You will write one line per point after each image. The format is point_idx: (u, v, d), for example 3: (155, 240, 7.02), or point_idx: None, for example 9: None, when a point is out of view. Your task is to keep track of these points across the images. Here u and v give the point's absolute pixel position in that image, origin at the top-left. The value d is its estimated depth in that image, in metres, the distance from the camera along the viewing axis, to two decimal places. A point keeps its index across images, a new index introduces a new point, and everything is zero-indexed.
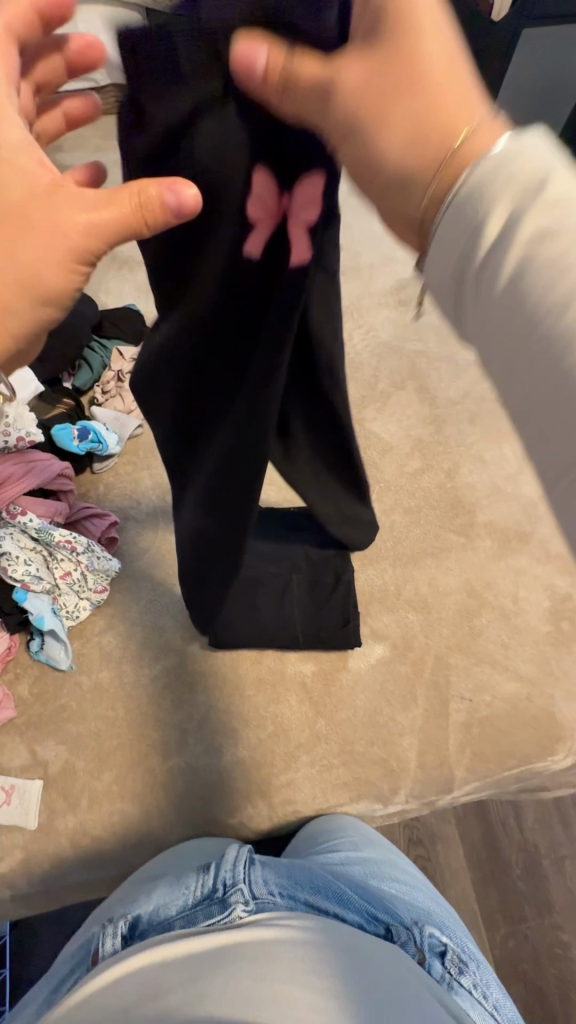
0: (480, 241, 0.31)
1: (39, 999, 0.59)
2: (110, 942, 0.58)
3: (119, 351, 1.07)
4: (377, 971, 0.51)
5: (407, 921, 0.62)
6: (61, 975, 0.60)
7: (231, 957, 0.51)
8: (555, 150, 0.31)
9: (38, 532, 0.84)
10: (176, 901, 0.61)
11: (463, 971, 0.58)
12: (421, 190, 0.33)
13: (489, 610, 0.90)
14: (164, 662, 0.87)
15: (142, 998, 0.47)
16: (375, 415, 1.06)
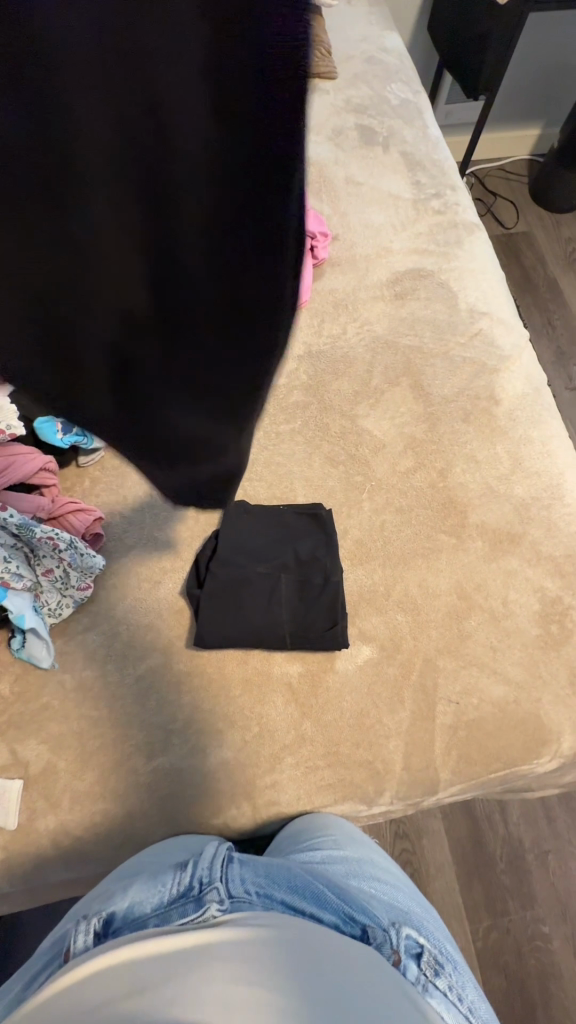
0: None
1: (11, 997, 0.57)
2: (82, 937, 0.56)
3: None
4: (353, 975, 0.49)
5: (384, 922, 0.62)
6: (35, 970, 0.59)
7: (205, 954, 0.49)
8: None
9: (18, 528, 0.79)
10: (151, 900, 0.60)
11: (439, 972, 0.57)
12: None
13: (479, 612, 0.89)
14: (148, 661, 0.85)
15: (112, 997, 0.45)
16: (368, 412, 1.04)
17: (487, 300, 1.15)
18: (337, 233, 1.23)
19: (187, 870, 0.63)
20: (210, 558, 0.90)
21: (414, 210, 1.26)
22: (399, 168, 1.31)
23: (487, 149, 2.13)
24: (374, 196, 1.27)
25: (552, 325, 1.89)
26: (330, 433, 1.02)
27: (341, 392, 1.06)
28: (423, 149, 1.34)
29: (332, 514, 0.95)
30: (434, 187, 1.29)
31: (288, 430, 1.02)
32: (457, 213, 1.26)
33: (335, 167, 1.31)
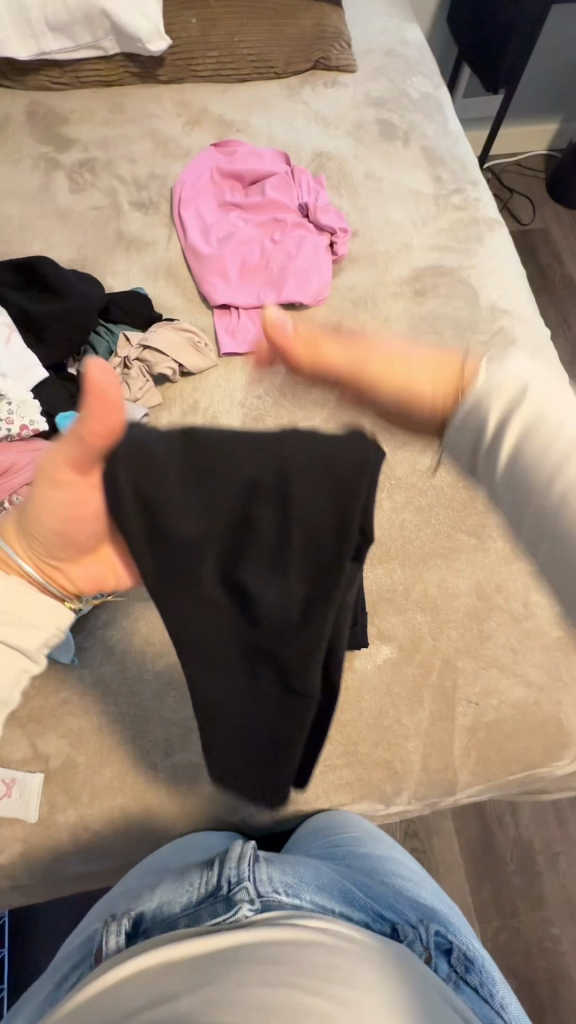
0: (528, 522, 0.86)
1: (40, 997, 0.59)
2: (114, 940, 0.57)
3: (125, 336, 1.04)
4: (385, 984, 0.47)
5: (413, 919, 0.63)
6: (64, 971, 0.60)
7: (240, 956, 0.49)
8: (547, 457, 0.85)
9: None
10: (180, 899, 0.60)
11: (469, 968, 0.59)
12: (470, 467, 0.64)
13: (498, 614, 0.88)
14: (168, 658, 0.85)
15: (149, 997, 0.45)
16: (388, 411, 1.03)
17: (508, 298, 1.14)
18: (356, 228, 1.22)
19: (213, 867, 0.63)
20: None
21: (435, 206, 1.24)
22: (420, 164, 1.30)
23: (505, 145, 2.10)
24: (393, 192, 1.26)
25: (568, 324, 1.87)
26: None
27: None
28: (444, 144, 1.32)
29: None
30: (455, 184, 1.27)
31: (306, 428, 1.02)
32: (478, 210, 1.24)
33: (355, 162, 1.30)
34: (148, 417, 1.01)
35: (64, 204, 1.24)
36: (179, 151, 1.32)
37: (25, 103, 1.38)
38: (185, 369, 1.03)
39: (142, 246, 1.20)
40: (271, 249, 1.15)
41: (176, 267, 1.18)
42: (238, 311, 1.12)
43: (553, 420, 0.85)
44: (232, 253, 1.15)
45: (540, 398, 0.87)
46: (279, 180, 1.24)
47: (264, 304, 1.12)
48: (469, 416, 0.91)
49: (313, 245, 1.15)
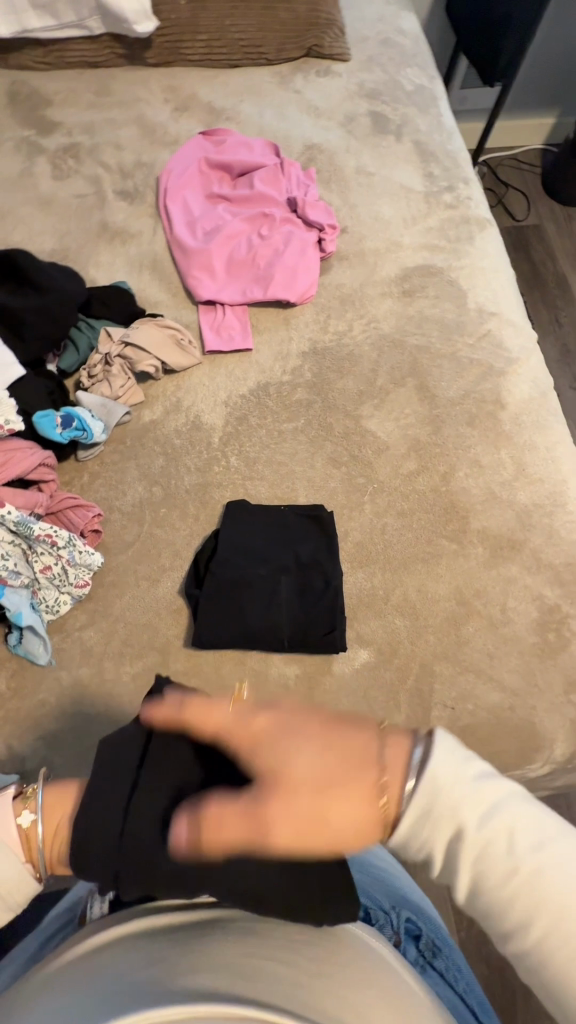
0: (455, 866, 0.47)
1: (23, 954, 0.57)
2: (98, 906, 0.56)
3: (107, 331, 1.02)
4: (354, 989, 0.41)
5: (385, 904, 0.63)
6: (48, 932, 0.59)
7: (169, 970, 0.40)
8: (533, 824, 0.47)
9: (16, 524, 0.83)
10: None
11: (436, 954, 0.60)
12: (379, 799, 0.47)
13: (477, 620, 0.89)
14: (146, 661, 0.84)
15: (127, 974, 0.40)
16: (373, 412, 1.03)
17: (497, 300, 1.13)
18: (345, 225, 1.20)
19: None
20: (209, 556, 0.90)
21: (426, 204, 1.23)
22: (412, 161, 1.28)
23: (500, 137, 2.08)
24: (384, 189, 1.24)
25: (559, 323, 1.87)
26: (333, 432, 1.01)
27: (345, 390, 1.04)
28: (437, 139, 1.31)
29: (334, 515, 0.94)
30: (447, 181, 1.26)
31: (290, 428, 1.01)
32: (469, 209, 1.23)
33: (346, 156, 1.28)
34: (130, 415, 1.00)
35: (46, 191, 1.21)
36: (166, 140, 1.28)
37: (7, 83, 1.33)
38: (168, 366, 1.02)
39: (127, 236, 1.17)
40: (258, 244, 1.13)
41: (161, 260, 1.15)
42: (223, 307, 1.10)
43: (551, 882, 0.45)
44: (218, 249, 1.13)
45: (523, 844, 0.46)
46: (268, 173, 1.21)
47: (250, 300, 1.10)
48: (429, 851, 0.48)
49: (300, 241, 1.13)
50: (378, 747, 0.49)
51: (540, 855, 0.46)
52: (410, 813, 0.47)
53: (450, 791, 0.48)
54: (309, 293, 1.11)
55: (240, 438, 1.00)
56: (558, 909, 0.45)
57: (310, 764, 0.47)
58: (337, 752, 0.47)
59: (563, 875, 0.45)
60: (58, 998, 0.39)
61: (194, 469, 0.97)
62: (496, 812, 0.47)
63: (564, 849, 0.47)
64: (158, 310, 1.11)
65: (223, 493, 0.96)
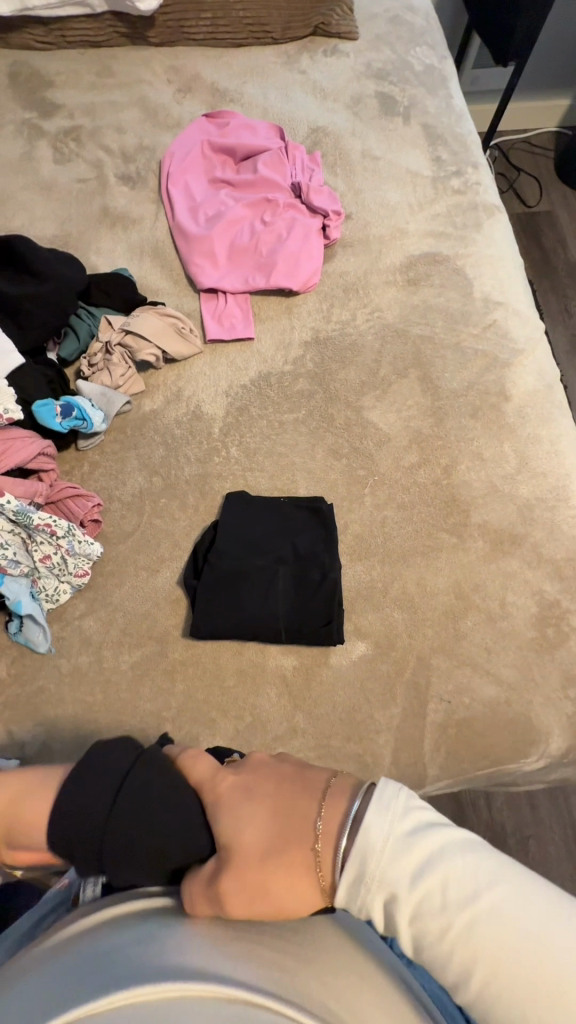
0: (393, 925, 0.47)
1: (17, 930, 0.58)
2: (90, 889, 0.57)
3: (107, 319, 1.01)
4: (340, 976, 0.42)
5: None
6: (42, 911, 0.60)
7: (160, 950, 0.41)
8: (468, 874, 0.46)
9: (15, 514, 0.83)
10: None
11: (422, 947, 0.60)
12: (312, 862, 0.50)
13: (475, 614, 0.88)
14: (145, 651, 0.84)
15: (118, 952, 0.41)
16: (375, 403, 1.02)
17: (503, 289, 1.11)
18: (350, 211, 1.17)
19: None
20: (208, 546, 0.90)
21: (433, 189, 1.20)
22: (420, 144, 1.25)
23: (512, 119, 2.02)
24: (391, 174, 1.21)
25: (569, 312, 1.83)
26: (335, 423, 1.00)
27: (347, 381, 1.03)
28: (446, 122, 1.27)
29: (333, 507, 0.94)
30: (455, 165, 1.23)
31: (291, 419, 1.00)
32: (477, 194, 1.20)
33: (353, 139, 1.25)
34: (130, 405, 0.99)
35: (47, 175, 1.19)
36: (169, 123, 1.26)
37: (8, 64, 1.31)
38: (169, 355, 1.01)
39: (128, 222, 1.16)
40: (260, 231, 1.12)
41: (163, 246, 1.14)
42: (225, 295, 1.09)
43: (489, 936, 0.44)
44: (220, 236, 1.11)
45: (457, 897, 0.45)
46: (272, 157, 1.19)
47: (252, 288, 1.09)
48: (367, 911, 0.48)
49: (303, 228, 1.11)
50: (316, 808, 0.53)
51: (474, 908, 0.45)
52: (344, 876, 0.48)
53: (378, 847, 0.48)
54: (312, 281, 1.10)
55: (241, 429, 0.99)
56: (498, 965, 0.43)
57: (255, 826, 0.52)
58: (282, 810, 0.53)
59: (500, 929, 0.44)
60: (46, 977, 0.40)
61: (194, 460, 0.97)
62: (428, 865, 0.47)
63: (502, 899, 0.45)
64: (159, 298, 1.10)
65: (223, 484, 0.95)
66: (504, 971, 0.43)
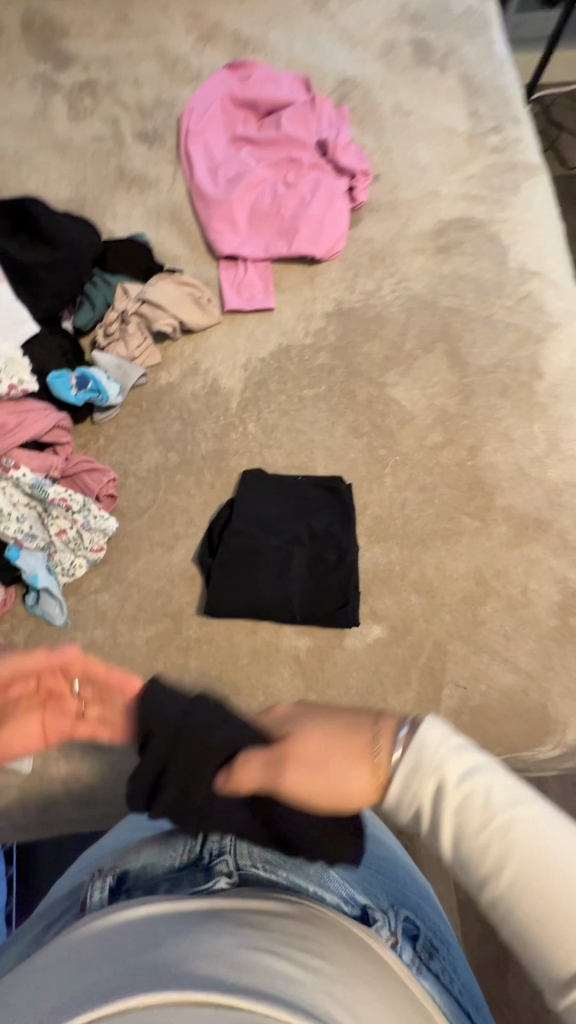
0: (433, 826, 0.46)
1: (28, 938, 0.56)
2: (98, 895, 0.55)
3: (123, 287, 0.98)
4: (349, 984, 0.40)
5: (383, 902, 0.57)
6: (51, 916, 0.58)
7: (171, 947, 0.40)
8: (511, 784, 0.47)
9: (31, 487, 0.83)
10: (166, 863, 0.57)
11: (433, 956, 0.54)
12: (370, 748, 0.48)
13: (495, 601, 0.86)
14: (159, 627, 0.85)
15: (126, 952, 0.41)
16: (398, 380, 0.97)
17: (541, 258, 1.04)
18: (379, 172, 1.10)
19: (198, 840, 0.59)
20: (223, 525, 0.89)
21: (468, 147, 1.12)
22: (456, 97, 1.16)
23: (556, 71, 1.87)
24: (423, 130, 1.13)
25: None
26: (356, 400, 0.97)
27: (370, 355, 0.99)
28: (485, 71, 1.18)
29: (352, 487, 0.92)
30: (494, 120, 1.14)
31: (311, 395, 0.97)
32: (517, 152, 1.11)
33: (384, 91, 1.16)
34: (147, 378, 0.97)
35: (61, 134, 1.14)
36: (188, 75, 1.19)
37: (21, 12, 1.24)
38: (186, 325, 0.98)
39: (145, 184, 1.11)
40: (283, 193, 1.06)
41: (180, 210, 1.09)
42: (245, 263, 1.04)
43: (529, 844, 0.44)
44: (240, 198, 1.06)
45: (502, 804, 0.45)
46: (296, 112, 1.12)
47: (273, 256, 1.04)
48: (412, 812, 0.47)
49: (328, 191, 1.05)
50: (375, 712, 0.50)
51: (516, 817, 0.45)
52: (397, 772, 0.47)
53: (433, 744, 0.47)
54: (335, 248, 1.04)
55: (259, 404, 0.96)
56: (534, 874, 0.43)
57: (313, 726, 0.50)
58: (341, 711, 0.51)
59: (539, 839, 0.44)
60: (68, 978, 0.39)
61: (210, 436, 0.94)
62: (475, 769, 0.47)
63: (543, 813, 0.46)
64: (176, 266, 1.06)
65: (239, 461, 0.93)
66: (541, 881, 0.43)
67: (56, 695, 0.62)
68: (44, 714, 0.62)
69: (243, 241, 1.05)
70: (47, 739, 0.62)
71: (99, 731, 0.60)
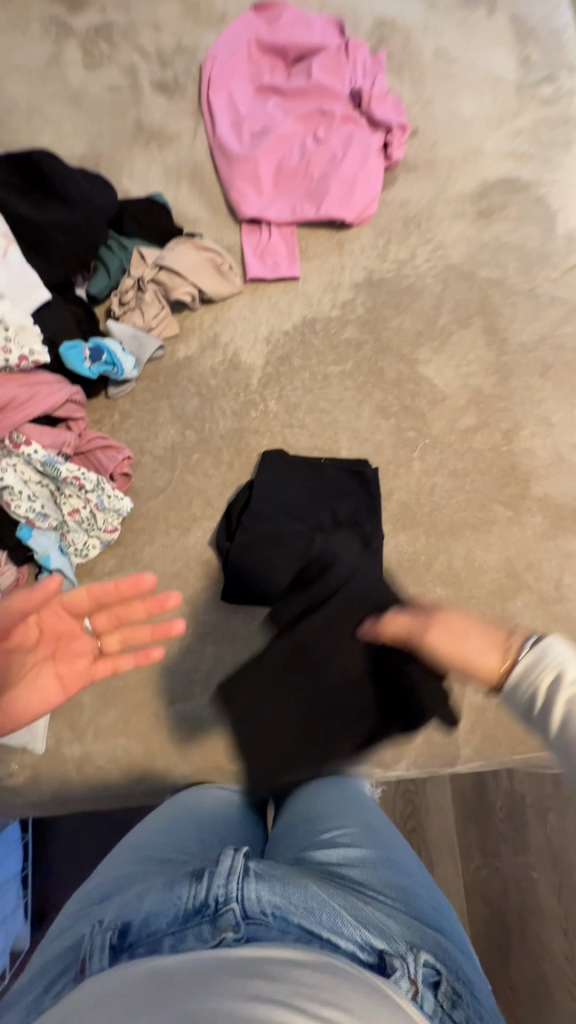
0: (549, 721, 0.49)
1: (30, 995, 0.43)
2: (96, 960, 0.40)
3: (140, 251, 0.92)
4: None
5: (399, 942, 0.43)
6: (50, 977, 0.43)
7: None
8: None
9: (43, 465, 0.79)
10: (167, 915, 0.42)
11: (458, 1004, 0.40)
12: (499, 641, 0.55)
13: (526, 596, 0.81)
14: (175, 611, 0.82)
15: None
16: (431, 357, 0.91)
17: None
18: (417, 127, 1.01)
19: (204, 881, 0.45)
20: (242, 508, 0.85)
21: (517, 99, 1.02)
22: (505, 41, 1.05)
23: None
24: (467, 80, 1.03)
25: None
26: (385, 378, 0.91)
27: (401, 330, 0.93)
28: (539, 12, 1.06)
29: (378, 472, 0.87)
30: (546, 68, 1.03)
31: (337, 371, 0.91)
32: (571, 105, 1.01)
33: (425, 35, 1.06)
34: (164, 351, 0.92)
35: (76, 83, 1.06)
36: (212, 18, 1.09)
37: None
38: (206, 294, 0.92)
39: (164, 140, 1.03)
40: (312, 150, 0.98)
41: (201, 169, 1.02)
42: (269, 227, 0.97)
43: None
44: (266, 156, 0.98)
45: None
46: (328, 58, 1.02)
47: (300, 219, 0.97)
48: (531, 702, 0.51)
49: (361, 147, 0.97)
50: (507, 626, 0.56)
51: None
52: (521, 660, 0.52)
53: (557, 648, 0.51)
54: (367, 210, 0.96)
55: (281, 381, 0.91)
56: None
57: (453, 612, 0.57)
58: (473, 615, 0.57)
59: None
60: None
61: (229, 414, 0.90)
62: None
63: None
64: (196, 230, 0.99)
65: (260, 440, 0.89)
66: None
67: (66, 634, 0.56)
68: (55, 662, 0.55)
69: (268, 203, 0.98)
70: (65, 691, 0.55)
71: (123, 658, 0.57)
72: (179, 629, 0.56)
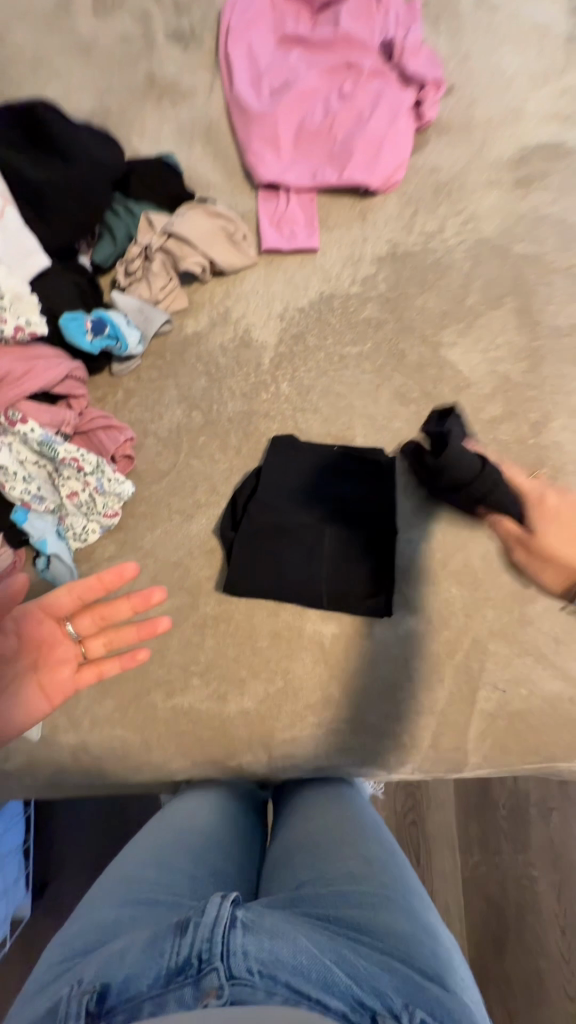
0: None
1: None
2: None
3: (147, 217, 0.86)
4: None
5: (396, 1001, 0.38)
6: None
7: None
8: None
9: (40, 444, 0.75)
10: (148, 975, 0.36)
11: None
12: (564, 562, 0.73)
13: (547, 599, 0.77)
14: (176, 600, 0.79)
15: None
16: (456, 339, 0.85)
17: None
18: (452, 84, 0.93)
19: (189, 932, 0.38)
20: (248, 497, 0.81)
21: (565, 54, 0.92)
22: None
23: None
24: (511, 31, 0.94)
25: None
26: (406, 361, 0.85)
27: (425, 308, 0.86)
28: None
29: (395, 462, 0.81)
30: None
31: (354, 352, 0.85)
32: None
33: None
34: (171, 325, 0.87)
35: (85, 29, 0.98)
36: None
37: None
38: (217, 266, 0.87)
39: (177, 95, 0.96)
40: (337, 108, 0.90)
41: (217, 128, 0.94)
42: (287, 194, 0.91)
43: None
44: (285, 114, 0.91)
45: None
46: (358, 4, 0.93)
47: (321, 185, 0.90)
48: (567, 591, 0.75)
49: (391, 105, 0.89)
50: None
51: None
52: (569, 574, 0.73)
53: None
54: (394, 175, 0.89)
55: (295, 361, 0.86)
56: None
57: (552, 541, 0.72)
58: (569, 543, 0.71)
59: None
60: None
61: (239, 394, 0.85)
62: None
63: None
64: (209, 195, 0.93)
65: (270, 423, 0.84)
66: None
67: (48, 642, 0.54)
68: (37, 674, 0.52)
69: (287, 165, 0.90)
70: (50, 702, 0.52)
71: (106, 663, 0.54)
72: (164, 624, 0.54)
